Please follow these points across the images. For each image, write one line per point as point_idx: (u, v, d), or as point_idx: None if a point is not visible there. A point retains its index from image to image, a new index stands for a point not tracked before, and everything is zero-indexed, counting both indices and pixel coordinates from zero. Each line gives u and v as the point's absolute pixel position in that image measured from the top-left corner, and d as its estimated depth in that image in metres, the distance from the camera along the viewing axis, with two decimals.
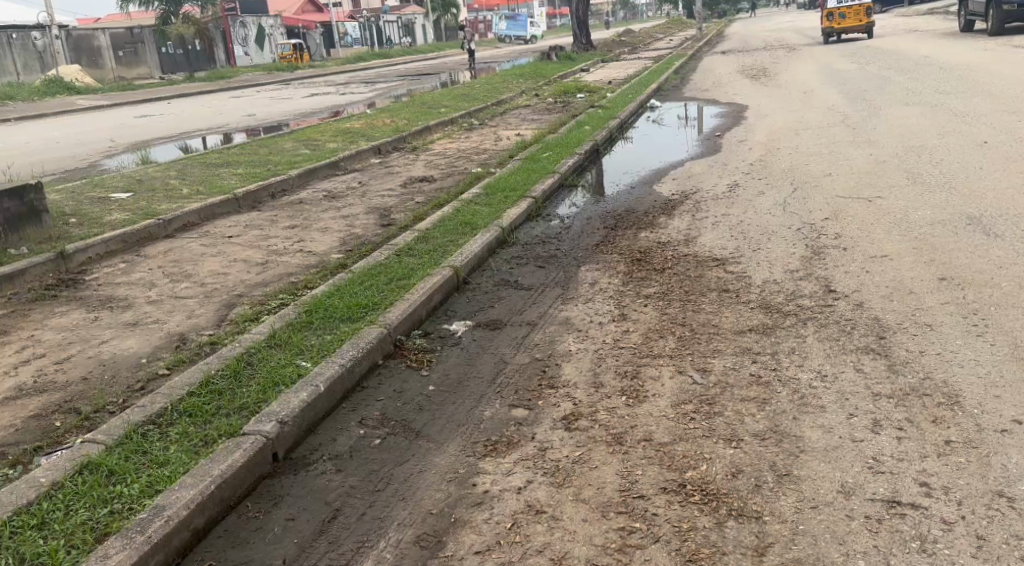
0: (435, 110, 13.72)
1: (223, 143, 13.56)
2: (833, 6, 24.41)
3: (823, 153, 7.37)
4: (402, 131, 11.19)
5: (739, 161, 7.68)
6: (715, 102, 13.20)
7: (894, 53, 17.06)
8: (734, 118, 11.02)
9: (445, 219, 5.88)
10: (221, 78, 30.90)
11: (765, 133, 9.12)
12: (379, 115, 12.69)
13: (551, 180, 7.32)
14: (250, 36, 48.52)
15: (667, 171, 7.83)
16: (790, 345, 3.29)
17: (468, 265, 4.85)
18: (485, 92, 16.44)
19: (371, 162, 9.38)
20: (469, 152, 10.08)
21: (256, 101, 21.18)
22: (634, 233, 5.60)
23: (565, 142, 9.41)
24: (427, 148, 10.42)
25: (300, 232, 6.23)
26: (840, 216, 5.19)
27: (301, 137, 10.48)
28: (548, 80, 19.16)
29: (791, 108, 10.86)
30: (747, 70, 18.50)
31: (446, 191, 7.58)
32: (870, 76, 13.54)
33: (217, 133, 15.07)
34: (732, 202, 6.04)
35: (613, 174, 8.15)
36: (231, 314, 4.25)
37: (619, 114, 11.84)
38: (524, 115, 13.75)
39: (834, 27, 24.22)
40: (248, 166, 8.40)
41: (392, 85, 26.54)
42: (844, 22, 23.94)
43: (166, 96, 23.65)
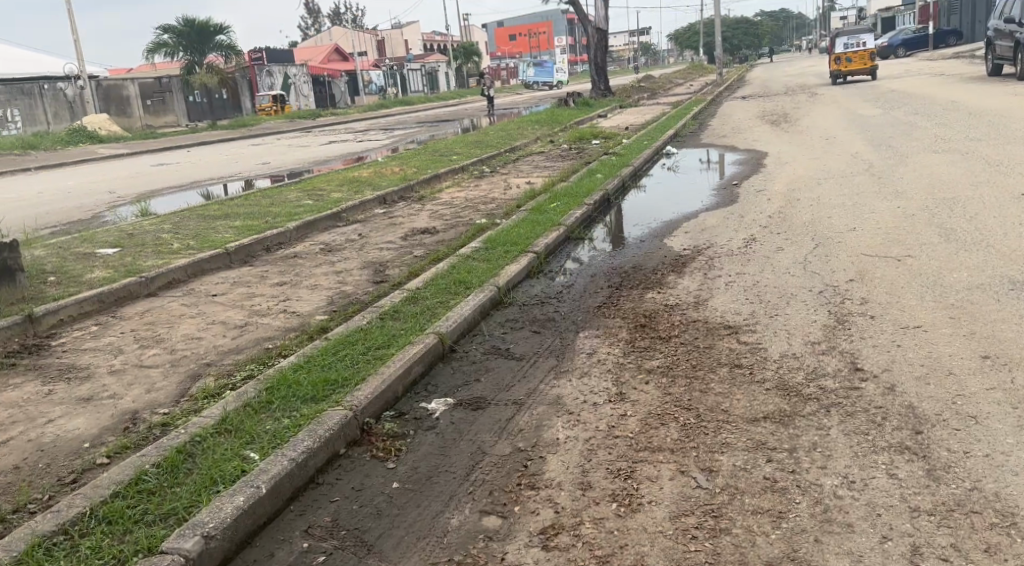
0: (447, 157, 13.56)
1: (233, 192, 13.47)
2: (841, 51, 25.96)
3: (847, 205, 6.94)
4: (410, 180, 10.99)
5: (756, 212, 7.29)
6: (734, 148, 12.85)
7: (919, 98, 16.69)
8: (752, 165, 10.66)
9: (437, 277, 5.53)
10: (243, 127, 31.37)
11: (784, 181, 8.73)
12: (389, 163, 12.56)
13: (555, 233, 6.96)
14: (275, 85, 49.63)
15: (679, 223, 7.44)
16: (811, 440, 2.84)
17: (456, 331, 4.45)
18: (499, 138, 16.32)
19: (374, 213, 9.15)
20: (476, 202, 9.82)
21: (273, 150, 21.32)
22: (640, 293, 5.19)
23: (575, 191, 9.10)
24: (434, 197, 10.18)
25: (287, 289, 5.92)
26: (866, 277, 4.75)
27: (307, 186, 10.32)
28: (564, 126, 19.05)
29: (812, 155, 10.47)
30: (767, 115, 18.24)
31: (447, 244, 7.28)
32: (894, 122, 13.16)
33: (229, 181, 15.03)
34: (748, 259, 5.61)
35: (623, 226, 7.78)
36: (192, 389, 3.90)
37: (633, 161, 11.53)
38: (537, 162, 13.55)
39: (840, 70, 25.85)
40: (246, 218, 8.20)
41: (411, 132, 26.70)
42: (851, 65, 25.55)
43: (186, 145, 23.99)
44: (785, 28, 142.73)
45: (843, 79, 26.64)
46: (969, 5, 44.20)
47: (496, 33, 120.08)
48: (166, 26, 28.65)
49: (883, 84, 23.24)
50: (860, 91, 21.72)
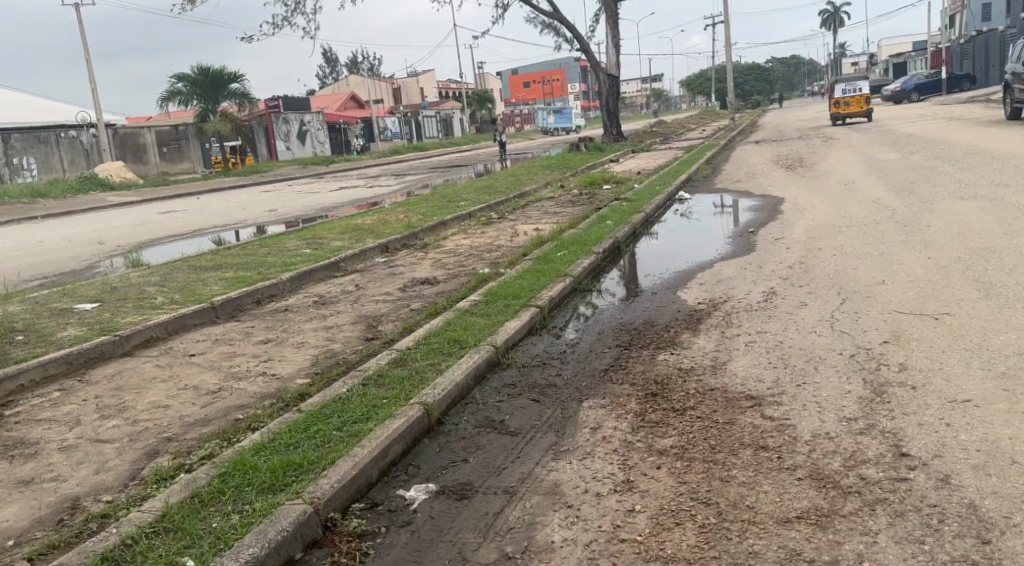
0: (455, 203, 13.30)
1: (237, 239, 13.27)
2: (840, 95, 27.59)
3: (875, 255, 6.49)
4: (414, 226, 10.67)
5: (776, 262, 6.84)
6: (749, 193, 12.47)
7: (939, 143, 16.30)
8: (769, 211, 10.25)
9: (430, 334, 5.11)
10: (255, 173, 31.59)
11: (804, 229, 8.31)
12: (395, 209, 12.31)
13: (561, 284, 6.52)
14: (292, 132, 50.30)
15: (693, 273, 6.99)
16: (855, 552, 2.39)
17: (444, 401, 3.98)
18: (509, 183, 16.09)
19: (374, 261, 8.83)
20: (481, 249, 9.46)
21: (283, 196, 21.28)
22: (651, 353, 4.70)
23: (584, 238, 8.71)
24: (438, 244, 9.83)
25: (271, 347, 5.56)
26: (901, 339, 4.28)
27: (307, 233, 10.06)
28: (575, 171, 18.83)
29: (831, 202, 10.08)
30: (782, 160, 17.90)
31: (446, 296, 6.90)
32: (915, 167, 12.76)
33: (235, 229, 14.86)
34: (769, 315, 5.15)
35: (634, 276, 7.32)
36: (146, 471, 3.53)
37: (645, 206, 11.16)
38: (547, 207, 13.23)
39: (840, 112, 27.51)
40: (239, 269, 7.92)
41: (422, 178, 26.60)
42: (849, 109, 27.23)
43: (197, 192, 24.12)
44: (797, 74, 143.85)
45: (842, 120, 28.30)
46: (983, 50, 44.11)
47: (510, 80, 121.94)
48: (179, 75, 29.08)
49: (900, 127, 22.89)
50: (877, 135, 21.38)
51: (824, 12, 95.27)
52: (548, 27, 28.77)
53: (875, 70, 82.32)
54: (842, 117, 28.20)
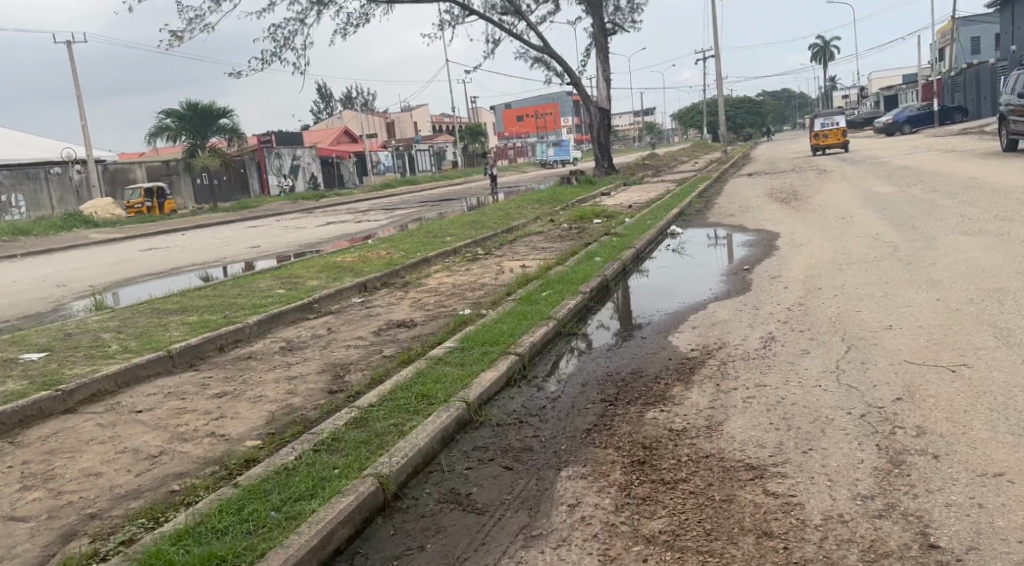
0: (441, 238, 12.93)
1: (217, 277, 12.91)
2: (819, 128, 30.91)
3: (880, 296, 6.10)
4: (396, 263, 10.28)
5: (775, 303, 6.43)
6: (744, 228, 12.14)
7: (934, 175, 16.07)
8: (764, 247, 9.87)
9: (398, 385, 4.64)
10: (245, 208, 31.28)
11: (802, 266, 7.93)
12: (378, 245, 11.94)
13: (544, 328, 6.05)
14: (284, 166, 50.17)
15: (686, 315, 6.53)
16: None
17: (404, 471, 3.51)
18: (498, 218, 15.76)
19: (351, 302, 8.39)
20: (464, 288, 9.03)
21: (269, 232, 20.92)
22: (639, 409, 4.23)
23: (571, 276, 8.28)
24: (419, 283, 9.43)
25: (226, 402, 5.13)
26: (915, 395, 3.87)
27: (283, 272, 9.67)
28: (565, 204, 18.55)
29: (829, 236, 9.74)
30: (776, 193, 17.63)
31: (422, 340, 6.44)
32: (912, 200, 12.47)
33: (216, 266, 14.47)
34: (769, 366, 4.71)
35: (623, 318, 6.85)
36: (55, 559, 3.08)
37: (636, 242, 10.81)
38: (535, 243, 12.86)
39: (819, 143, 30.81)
40: (204, 312, 7.49)
41: (412, 212, 26.27)
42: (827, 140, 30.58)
43: (183, 228, 23.79)
44: (788, 106, 145.60)
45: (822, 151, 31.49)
46: (973, 83, 44.56)
47: (505, 114, 122.91)
48: (167, 110, 29.04)
49: (894, 160, 22.76)
50: (871, 167, 21.21)
51: (813, 46, 96.57)
52: (538, 61, 28.96)
53: (866, 103, 83.21)
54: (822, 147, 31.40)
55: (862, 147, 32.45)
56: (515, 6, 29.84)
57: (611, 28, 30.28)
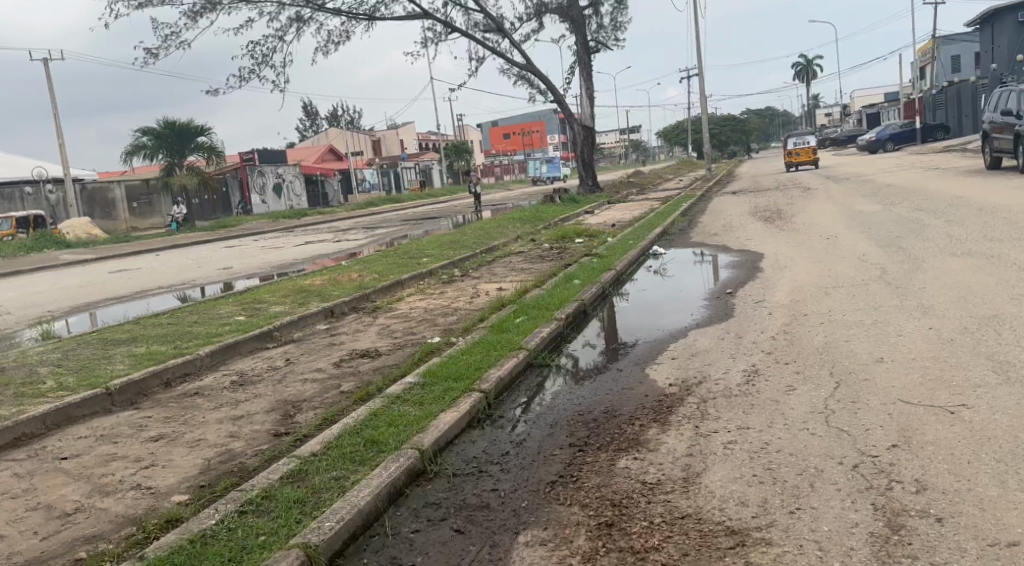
0: (417, 259, 12.51)
1: (185, 302, 12.43)
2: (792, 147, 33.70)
3: (870, 324, 5.75)
4: (366, 287, 9.85)
5: (760, 331, 6.07)
6: (727, 248, 11.81)
7: (920, 193, 15.87)
8: (748, 269, 9.52)
9: (345, 429, 4.22)
10: (224, 228, 30.69)
11: (788, 291, 7.58)
12: (350, 267, 11.50)
13: (514, 360, 5.60)
14: (267, 185, 49.63)
15: (666, 345, 6.13)
16: None
17: (338, 539, 3.09)
18: (477, 237, 15.37)
19: (315, 329, 7.95)
20: (436, 313, 8.62)
21: (243, 252, 20.42)
22: (610, 455, 3.81)
23: (546, 301, 7.88)
24: (390, 308, 9.00)
25: (160, 447, 4.69)
26: (912, 442, 3.50)
27: (246, 298, 9.22)
28: (547, 224, 18.21)
29: (815, 258, 9.43)
30: (761, 211, 17.37)
31: (383, 372, 6.02)
32: (899, 219, 12.22)
33: (185, 289, 13.98)
34: (753, 405, 4.31)
35: (600, 348, 6.43)
36: None
37: (617, 263, 10.44)
38: (514, 264, 12.47)
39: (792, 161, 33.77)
40: (154, 343, 7.03)
41: (393, 230, 25.83)
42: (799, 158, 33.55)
43: (157, 249, 23.26)
44: (772, 124, 146.88)
45: (794, 167, 34.44)
46: (955, 100, 44.91)
47: (491, 131, 123.08)
48: (145, 128, 28.60)
49: (878, 178, 22.64)
50: (856, 185, 21.05)
51: (796, 64, 97.63)
52: (521, 79, 28.82)
53: (848, 121, 84.14)
54: (794, 164, 34.32)
55: (846, 165, 32.52)
56: (497, 23, 29.72)
57: (594, 46, 30.21)
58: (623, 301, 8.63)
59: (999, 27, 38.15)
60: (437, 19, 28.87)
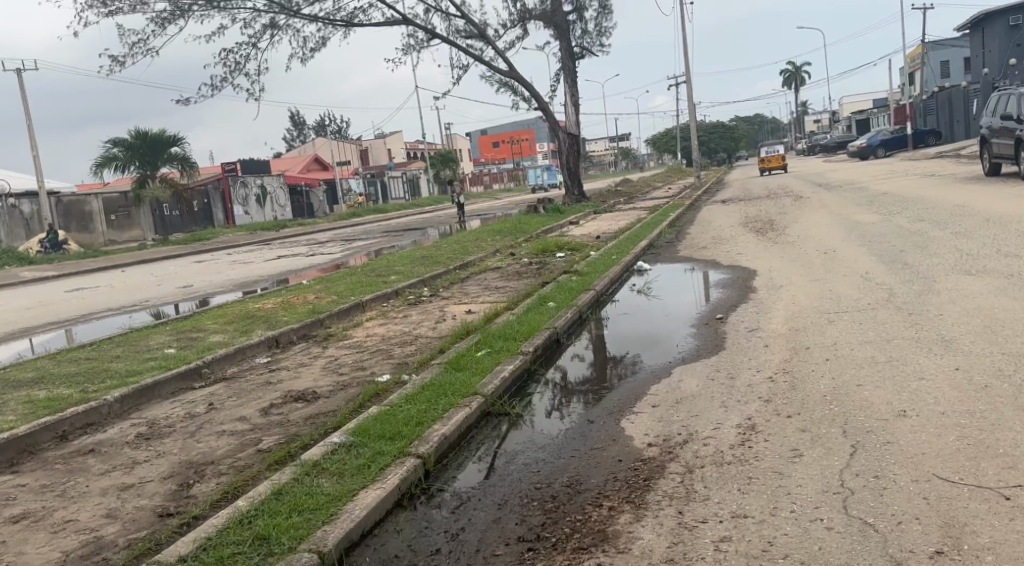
0: (383, 278, 11.62)
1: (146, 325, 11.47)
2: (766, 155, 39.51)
3: (887, 365, 4.94)
4: (321, 311, 8.92)
5: (756, 370, 5.23)
6: (717, 264, 10.96)
7: (918, 202, 15.11)
8: (740, 289, 8.68)
9: (234, 517, 3.33)
10: (197, 242, 29.64)
11: (786, 317, 6.76)
12: (308, 288, 10.58)
13: (465, 410, 4.69)
14: (250, 195, 48.61)
15: (645, 388, 5.24)
16: None
17: None
18: (453, 252, 14.47)
19: (253, 363, 7.02)
20: (393, 342, 7.70)
21: (211, 268, 19.46)
22: (567, 559, 2.94)
23: (514, 329, 6.99)
24: (343, 336, 8.08)
25: (17, 533, 3.77)
26: (965, 548, 2.68)
27: (184, 326, 8.28)
28: (529, 236, 17.35)
29: (814, 278, 8.64)
30: (751, 222, 16.56)
31: (316, 422, 5.10)
32: (899, 231, 11.44)
33: (151, 309, 13.08)
34: (752, 481, 3.45)
35: (569, 391, 5.50)
36: None
37: (597, 282, 9.58)
38: (488, 282, 11.58)
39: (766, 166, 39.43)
40: (58, 386, 6.08)
41: (371, 243, 24.92)
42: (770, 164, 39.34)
43: (121, 265, 22.25)
44: (761, 130, 146.99)
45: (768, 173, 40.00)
46: (946, 106, 44.47)
47: (479, 139, 122.47)
48: (116, 139, 27.60)
49: (872, 185, 21.92)
50: (849, 192, 20.32)
51: (784, 71, 97.50)
52: (504, 86, 28.04)
53: (838, 128, 83.97)
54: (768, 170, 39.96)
55: (837, 173, 31.88)
56: (480, 29, 28.96)
57: (579, 52, 29.48)
58: (600, 327, 7.73)
59: (990, 31, 37.72)
60: (417, 25, 28.08)
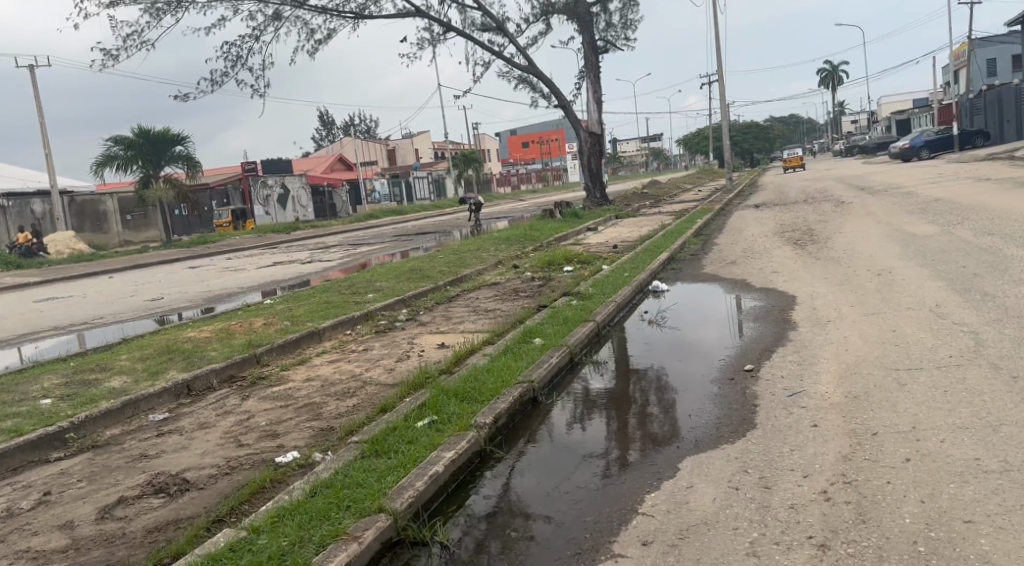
0: (359, 296, 10.08)
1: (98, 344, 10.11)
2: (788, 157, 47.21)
3: (1002, 481, 3.24)
4: (261, 343, 7.39)
5: (802, 475, 3.55)
6: (747, 285, 9.22)
7: (980, 211, 13.09)
8: (776, 323, 6.94)
9: None
10: (203, 245, 28.53)
11: (839, 375, 5.03)
12: (264, 309, 9.06)
13: (352, 545, 3.06)
14: (272, 196, 47.67)
15: (638, 500, 3.53)
16: None
17: None
18: (449, 263, 12.92)
19: (142, 424, 5.50)
20: (333, 389, 6.14)
21: (202, 275, 18.20)
22: None
23: (477, 381, 5.34)
24: (276, 379, 6.52)
25: None
26: None
27: (89, 364, 6.80)
28: (539, 245, 15.70)
29: (869, 311, 6.87)
30: (787, 231, 14.66)
31: (158, 542, 3.57)
32: (965, 248, 9.56)
33: (137, 320, 11.93)
34: None
35: (554, 466, 4.13)
36: None
37: (599, 310, 7.88)
38: (477, 303, 9.92)
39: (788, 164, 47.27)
40: None
41: (378, 247, 23.50)
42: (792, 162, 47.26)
43: (115, 270, 21.18)
44: (795, 131, 142.89)
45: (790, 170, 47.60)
46: (996, 105, 41.89)
47: (509, 139, 121.21)
48: (116, 137, 26.75)
49: (921, 189, 19.75)
50: (895, 198, 18.27)
51: (821, 69, 94.38)
52: (522, 82, 26.46)
53: (877, 128, 81.00)
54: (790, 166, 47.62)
55: (880, 174, 29.72)
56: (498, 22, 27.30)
57: (602, 45, 27.72)
58: (599, 374, 6.04)
59: None
60: (431, 18, 26.65)
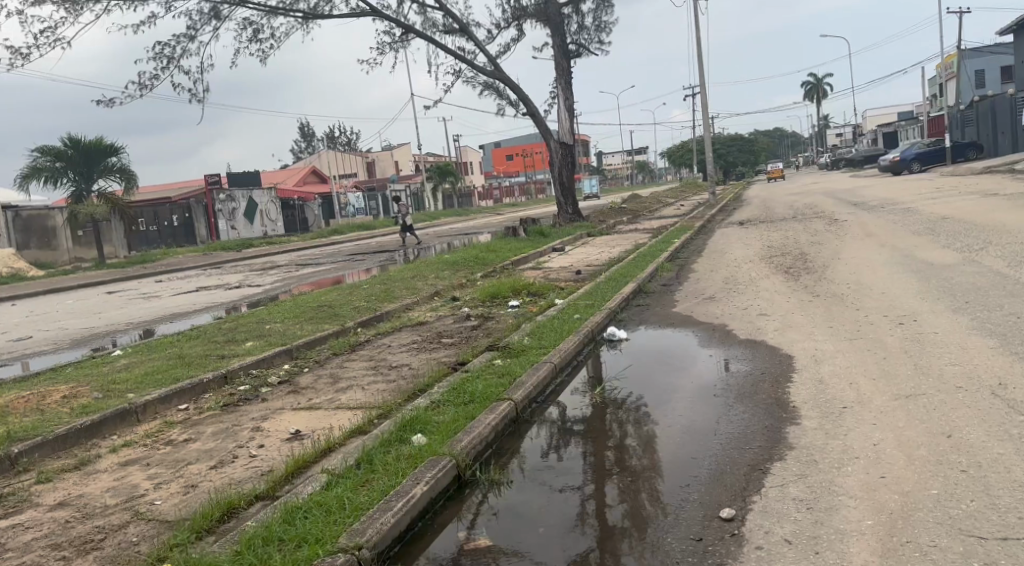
0: (235, 344, 7.87)
1: None
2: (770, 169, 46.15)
3: None
4: (31, 433, 5.15)
5: None
6: (728, 336, 7.03)
7: (1002, 233, 11.06)
8: (770, 408, 4.77)
9: None
10: (141, 264, 26.18)
11: (881, 552, 2.88)
12: (87, 372, 6.82)
13: None
14: (238, 210, 44.83)
15: None
16: None
17: None
18: (373, 296, 10.77)
19: None
20: (75, 530, 3.89)
21: (112, 303, 15.91)
22: None
23: (264, 548, 3.11)
24: (14, 502, 4.29)
25: None
26: None
27: None
28: (490, 270, 13.55)
29: (899, 390, 4.75)
30: (775, 256, 12.55)
31: None
32: (1003, 285, 7.51)
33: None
34: None
35: (523, 513, 3.67)
36: None
37: (525, 381, 5.64)
38: (383, 355, 7.71)
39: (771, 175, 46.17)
40: None
41: (327, 268, 21.26)
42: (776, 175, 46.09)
43: (27, 296, 18.82)
44: (778, 144, 142.52)
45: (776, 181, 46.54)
46: (987, 116, 40.44)
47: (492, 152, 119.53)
48: (44, 147, 24.35)
49: (922, 205, 17.83)
50: (894, 215, 16.29)
51: (807, 83, 93.64)
52: (488, 89, 24.43)
53: (862, 141, 79.91)
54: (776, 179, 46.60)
55: (872, 188, 27.92)
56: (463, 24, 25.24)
57: (575, 49, 25.77)
58: (511, 500, 3.85)
59: None
60: (389, 19, 24.56)
